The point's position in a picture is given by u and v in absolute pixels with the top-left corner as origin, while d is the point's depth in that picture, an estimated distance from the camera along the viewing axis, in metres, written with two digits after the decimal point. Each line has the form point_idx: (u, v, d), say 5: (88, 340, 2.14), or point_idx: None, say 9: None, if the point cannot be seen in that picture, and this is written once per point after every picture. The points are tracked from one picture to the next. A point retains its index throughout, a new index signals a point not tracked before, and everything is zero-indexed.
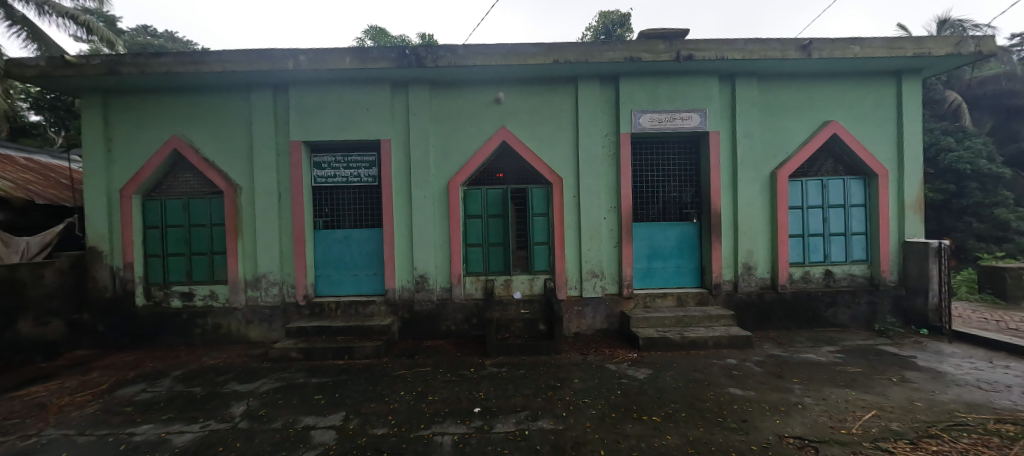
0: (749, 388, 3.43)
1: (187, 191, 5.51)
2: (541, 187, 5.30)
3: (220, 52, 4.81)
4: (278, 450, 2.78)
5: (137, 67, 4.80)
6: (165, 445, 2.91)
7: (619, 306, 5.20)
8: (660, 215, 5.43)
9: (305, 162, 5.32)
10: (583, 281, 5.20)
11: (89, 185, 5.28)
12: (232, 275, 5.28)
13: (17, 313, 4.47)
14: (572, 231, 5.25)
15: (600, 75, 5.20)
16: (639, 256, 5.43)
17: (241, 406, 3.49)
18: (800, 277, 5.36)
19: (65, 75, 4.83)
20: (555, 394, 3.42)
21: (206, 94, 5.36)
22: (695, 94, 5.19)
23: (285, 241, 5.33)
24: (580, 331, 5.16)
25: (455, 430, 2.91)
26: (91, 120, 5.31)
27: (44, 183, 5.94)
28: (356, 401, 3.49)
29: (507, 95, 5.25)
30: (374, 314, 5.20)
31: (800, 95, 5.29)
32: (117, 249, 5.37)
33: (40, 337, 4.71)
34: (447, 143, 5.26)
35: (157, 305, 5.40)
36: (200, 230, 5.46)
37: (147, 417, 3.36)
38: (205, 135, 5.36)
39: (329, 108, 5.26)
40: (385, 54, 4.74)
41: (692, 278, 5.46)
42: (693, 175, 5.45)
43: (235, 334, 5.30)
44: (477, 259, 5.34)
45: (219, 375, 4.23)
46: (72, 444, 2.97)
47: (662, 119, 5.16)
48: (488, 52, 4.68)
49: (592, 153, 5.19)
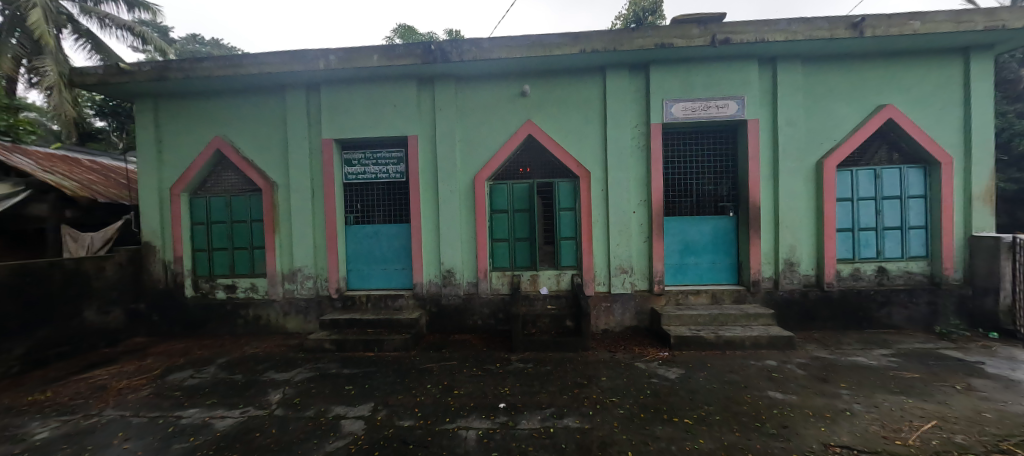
0: (791, 392, 3.22)
1: (229, 189, 5.78)
2: (568, 180, 5.18)
3: (256, 54, 5.00)
4: (310, 437, 2.87)
5: (182, 72, 5.08)
6: (208, 429, 3.07)
7: (649, 303, 5.03)
8: (694, 208, 5.20)
9: (337, 159, 5.48)
10: (611, 277, 5.07)
11: (144, 184, 5.68)
12: (271, 269, 5.52)
13: (82, 303, 4.88)
14: (601, 226, 5.11)
15: (629, 64, 5.01)
16: (671, 252, 5.22)
17: (278, 393, 3.65)
18: (849, 274, 4.98)
19: (120, 82, 5.20)
20: (581, 392, 3.35)
21: (245, 96, 5.60)
22: (732, 80, 4.90)
23: (318, 236, 5.51)
24: (609, 328, 5.04)
25: (480, 425, 2.91)
26: (144, 123, 5.70)
27: (105, 183, 6.39)
28: (384, 392, 3.56)
29: (534, 88, 5.16)
30: (402, 308, 5.29)
31: (849, 78, 4.90)
32: (169, 244, 5.75)
33: (103, 324, 5.12)
34: (472, 138, 5.24)
35: (204, 296, 5.72)
36: (240, 227, 5.72)
37: (194, 401, 3.57)
38: (244, 135, 5.61)
39: (359, 106, 5.37)
40: (411, 51, 4.77)
41: (728, 274, 5.21)
42: (729, 166, 5.18)
43: (274, 325, 5.55)
44: (503, 255, 5.31)
45: (259, 364, 4.44)
46: (128, 424, 3.19)
47: (696, 107, 4.92)
48: (513, 44, 4.61)
49: (622, 145, 5.02)
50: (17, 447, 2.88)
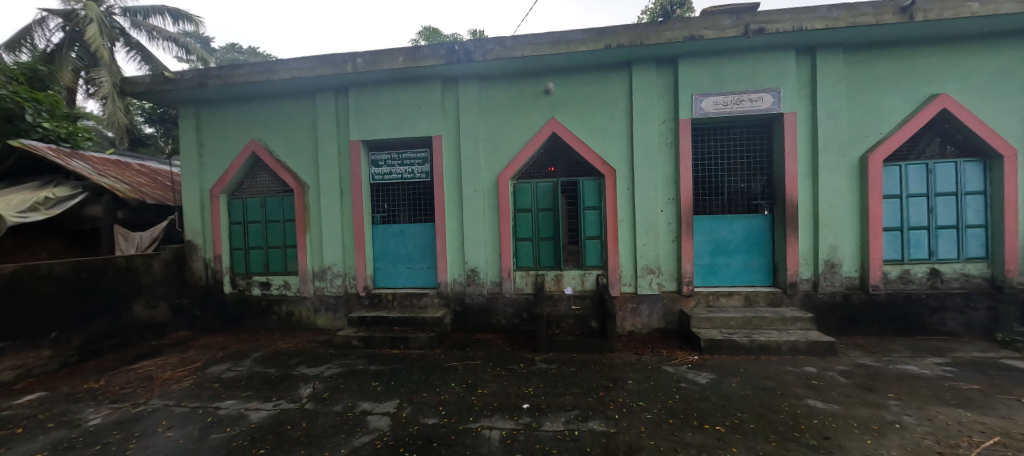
0: (832, 401, 3.04)
1: (263, 190, 6.01)
2: (593, 179, 5.10)
3: (288, 60, 5.18)
4: (337, 432, 2.93)
5: (221, 79, 5.33)
6: (244, 420, 3.19)
7: (678, 304, 4.86)
8: (726, 207, 5.00)
9: (364, 160, 5.60)
10: (637, 278, 4.95)
11: (187, 186, 6.01)
12: (302, 267, 5.71)
13: (132, 298, 5.21)
14: (627, 225, 5.00)
15: (656, 58, 4.87)
16: (700, 252, 5.03)
17: (308, 388, 3.76)
18: (897, 276, 4.65)
19: (165, 90, 5.51)
20: (607, 394, 3.28)
21: (278, 101, 5.82)
22: (766, 72, 4.68)
23: (347, 235, 5.65)
24: (635, 330, 4.92)
25: (503, 425, 2.89)
26: (187, 129, 6.02)
27: (152, 185, 6.75)
28: (409, 390, 3.60)
29: (558, 86, 5.10)
30: (427, 306, 5.35)
31: (897, 66, 4.57)
32: (209, 243, 6.05)
33: (150, 318, 5.44)
34: (496, 137, 5.23)
35: (241, 293, 5.98)
36: (274, 226, 5.93)
37: (230, 393, 3.73)
38: (278, 138, 5.82)
39: (385, 108, 5.47)
40: (435, 52, 4.82)
41: (763, 276, 4.97)
42: (764, 163, 4.96)
43: (305, 321, 5.73)
44: (527, 254, 5.27)
45: (291, 359, 4.59)
46: (171, 413, 3.37)
47: (727, 101, 4.73)
48: (536, 42, 4.57)
49: (649, 142, 4.89)
50: (74, 432, 3.09)
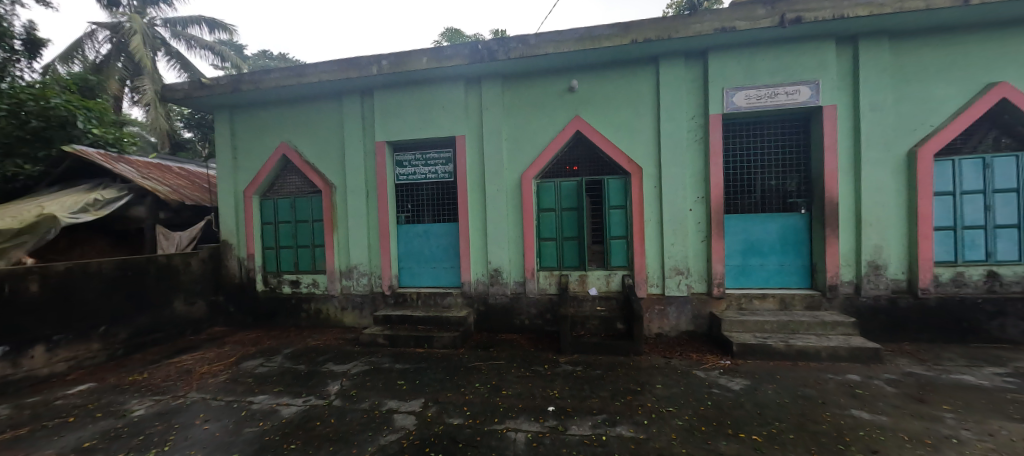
0: (879, 412, 2.85)
1: (293, 191, 6.19)
2: (619, 177, 4.99)
3: (316, 64, 5.31)
4: (365, 429, 2.97)
5: (253, 84, 5.51)
6: (275, 415, 3.28)
7: (708, 307, 4.70)
8: (759, 205, 4.79)
9: (389, 160, 5.68)
10: (665, 279, 4.81)
11: (223, 188, 6.26)
12: (330, 266, 5.84)
13: (172, 294, 5.46)
14: (654, 225, 4.87)
15: (685, 52, 4.72)
16: (732, 253, 4.85)
17: (336, 385, 3.83)
18: (949, 279, 4.33)
19: (202, 95, 5.75)
20: (635, 399, 3.19)
21: (306, 104, 5.98)
22: (804, 64, 4.45)
23: (372, 235, 5.75)
24: (662, 332, 4.79)
25: (529, 427, 2.85)
26: (222, 133, 6.27)
27: (190, 187, 7.07)
28: (433, 389, 3.62)
29: (582, 83, 5.01)
30: (451, 306, 5.38)
31: (949, 54, 4.26)
32: (243, 242, 6.27)
33: (189, 314, 5.69)
34: (519, 136, 5.20)
35: (272, 291, 6.14)
36: (303, 226, 6.08)
37: (263, 388, 3.85)
38: (307, 140, 5.98)
39: (409, 109, 5.52)
40: (459, 51, 4.82)
41: (799, 278, 4.74)
42: (801, 159, 4.73)
43: (333, 319, 5.86)
44: (551, 254, 5.20)
45: (319, 355, 4.70)
46: (208, 406, 3.50)
47: (761, 95, 4.52)
48: (561, 38, 4.50)
49: (677, 138, 4.74)
50: (119, 422, 3.26)
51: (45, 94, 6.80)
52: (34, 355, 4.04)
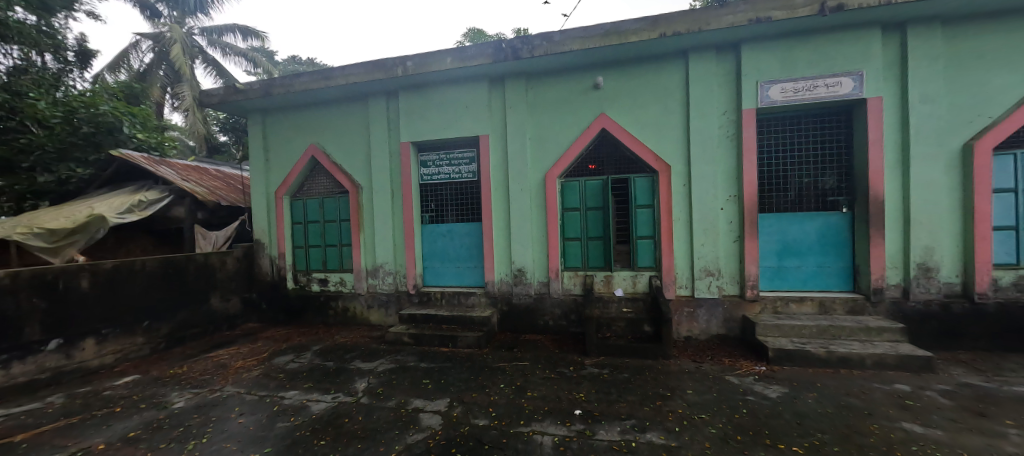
0: (933, 426, 2.65)
1: (321, 192, 6.34)
2: (646, 175, 4.86)
3: (344, 66, 5.41)
4: (392, 428, 2.99)
5: (284, 88, 5.68)
6: (306, 411, 3.36)
7: (741, 310, 4.52)
8: (796, 203, 4.57)
9: (414, 161, 5.73)
10: (694, 280, 4.66)
11: (256, 189, 6.49)
12: (357, 264, 5.95)
13: (209, 291, 5.70)
14: (682, 224, 4.72)
15: (716, 45, 4.55)
16: (767, 253, 4.64)
17: (364, 382, 3.89)
18: (1011, 283, 4.00)
19: (236, 100, 5.97)
20: (665, 404, 3.09)
21: (334, 106, 6.11)
22: (845, 54, 4.21)
23: (397, 234, 5.82)
24: (692, 335, 4.64)
25: (555, 431, 2.80)
26: (255, 136, 6.50)
27: (225, 188, 7.36)
28: (459, 389, 3.62)
29: (607, 80, 4.91)
30: (475, 306, 5.39)
31: (1011, 39, 3.94)
32: (274, 241, 6.47)
33: (225, 310, 5.92)
34: (544, 134, 5.14)
35: (302, 289, 6.31)
36: (331, 226, 6.22)
37: (293, 384, 3.95)
38: (334, 142, 6.11)
39: (434, 109, 5.56)
40: (483, 51, 4.81)
41: (840, 280, 4.50)
42: (842, 155, 4.48)
43: (360, 317, 5.98)
44: (576, 254, 5.12)
45: (347, 353, 4.79)
46: (243, 400, 3.63)
47: (799, 88, 4.31)
48: (586, 35, 4.42)
49: (707, 135, 4.58)
50: (161, 413, 3.41)
51: (94, 102, 7.19)
52: (85, 347, 4.29)
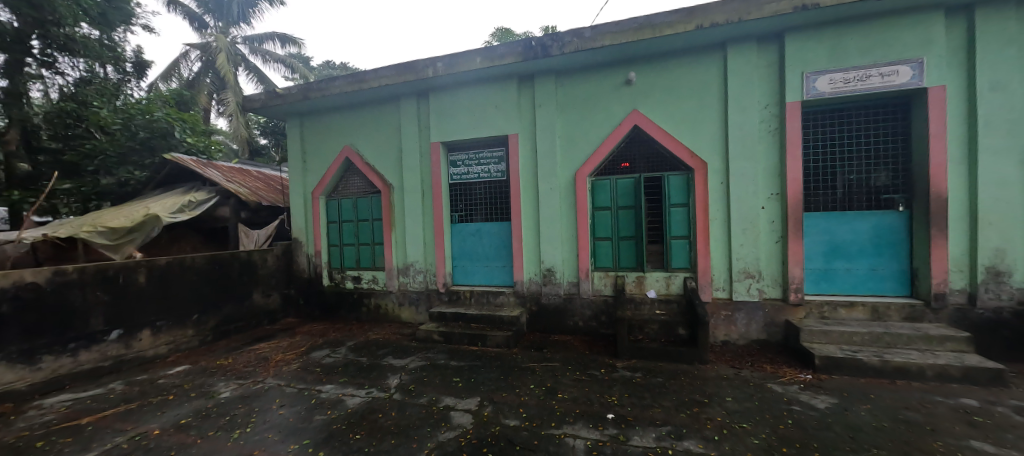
0: (1007, 446, 2.42)
1: (355, 192, 6.52)
2: (680, 173, 4.70)
3: (376, 69, 5.54)
4: (424, 425, 3.03)
5: (320, 91, 5.87)
6: (342, 405, 3.46)
7: (783, 314, 4.29)
8: (845, 202, 4.28)
9: (444, 161, 5.80)
10: (732, 282, 4.46)
11: (294, 190, 6.75)
12: (388, 263, 6.08)
13: (252, 287, 5.98)
14: (720, 224, 4.53)
15: (757, 36, 4.34)
16: (812, 255, 4.38)
17: (396, 378, 3.97)
18: None
19: (276, 104, 6.23)
20: (702, 411, 2.97)
21: (367, 108, 6.27)
22: (903, 40, 3.90)
23: (427, 233, 5.91)
24: (729, 340, 4.45)
25: (588, 435, 2.75)
26: (294, 138, 6.76)
27: (266, 189, 7.71)
28: (489, 388, 3.62)
29: (640, 75, 4.78)
30: (504, 305, 5.39)
31: None
32: (311, 239, 6.71)
33: (266, 305, 6.21)
34: (573, 132, 5.07)
35: (337, 286, 6.52)
36: (364, 225, 6.39)
37: (330, 378, 4.08)
38: (367, 143, 6.27)
39: (463, 109, 5.60)
40: (512, 49, 4.79)
41: (895, 284, 4.19)
42: (897, 149, 4.16)
43: (391, 314, 6.11)
44: (606, 254, 5.02)
45: (380, 349, 4.91)
46: (283, 392, 3.78)
47: (849, 78, 4.04)
48: (618, 29, 4.32)
49: (747, 130, 4.37)
50: (210, 402, 3.60)
51: (150, 109, 7.73)
52: (142, 338, 4.60)
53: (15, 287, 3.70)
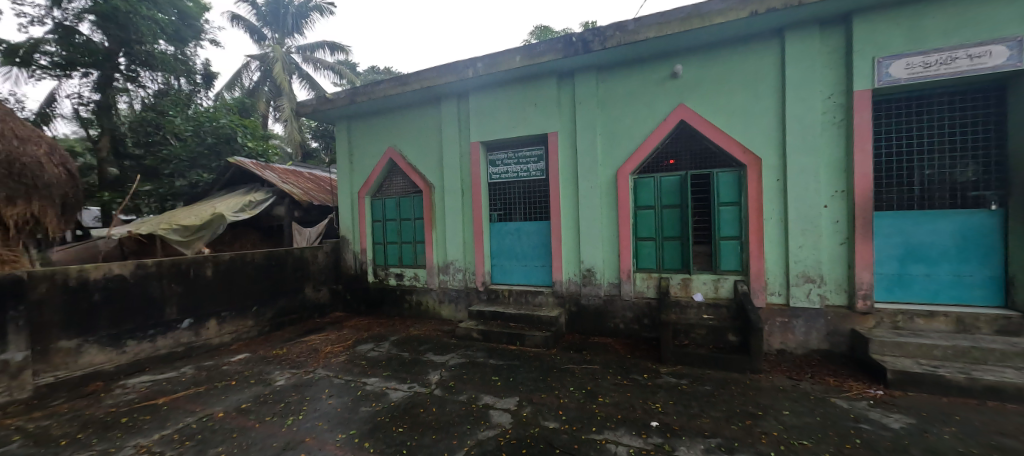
0: None
1: (398, 191, 6.72)
2: (731, 170, 4.44)
3: (418, 72, 5.67)
4: (463, 422, 3.06)
5: (366, 95, 6.11)
6: (385, 398, 3.58)
7: (848, 323, 3.94)
8: (925, 200, 3.85)
9: (483, 160, 5.84)
10: (790, 287, 4.15)
11: (342, 190, 7.08)
12: (429, 260, 6.22)
13: (304, 282, 6.34)
14: (775, 224, 4.23)
15: (820, 19, 4.00)
16: (884, 258, 3.98)
17: (436, 374, 4.05)
18: None
19: (326, 109, 6.55)
20: (756, 425, 2.78)
21: (410, 110, 6.44)
22: (998, 17, 3.45)
23: (467, 232, 5.98)
24: (786, 348, 4.15)
25: (631, 442, 2.66)
26: (342, 141, 7.09)
27: (317, 189, 8.14)
28: (528, 388, 3.60)
29: (687, 68, 4.56)
30: (543, 305, 5.36)
31: None
32: (357, 237, 7.00)
33: (316, 300, 6.56)
34: (615, 129, 4.93)
35: (381, 283, 6.76)
36: (406, 223, 6.58)
37: (374, 371, 4.24)
38: (410, 144, 6.44)
39: (503, 108, 5.61)
40: (553, 46, 4.72)
41: (985, 292, 3.72)
42: (990, 140, 3.68)
43: (432, 311, 6.25)
44: (649, 255, 4.84)
45: (421, 345, 5.03)
46: (332, 383, 3.97)
47: (930, 61, 3.63)
48: (664, 20, 4.14)
49: (807, 122, 4.05)
50: (267, 389, 3.85)
51: (216, 116, 8.36)
52: (209, 326, 5.01)
53: (106, 278, 4.15)
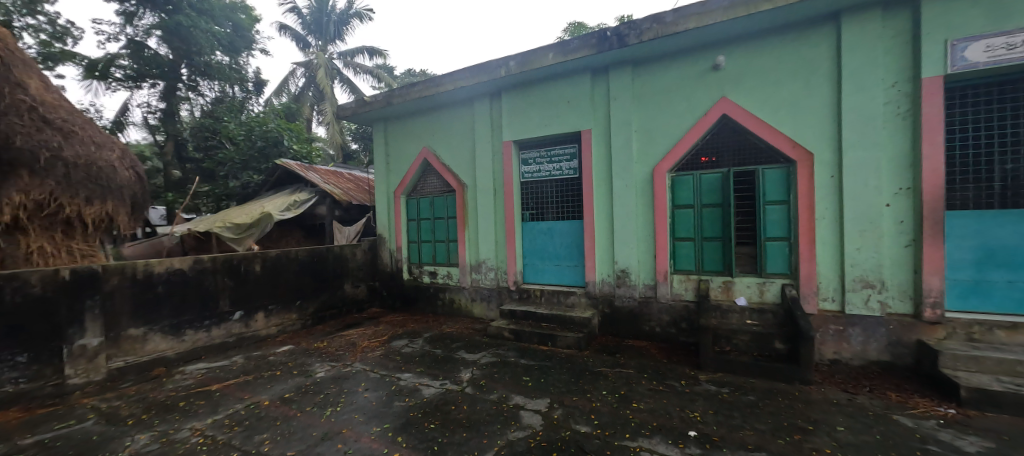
0: None
1: (432, 191, 6.84)
2: (778, 166, 4.17)
3: (452, 72, 5.74)
4: (494, 421, 3.06)
5: (402, 97, 6.25)
6: (418, 393, 3.64)
7: (913, 333, 3.59)
8: (1008, 197, 3.43)
9: (515, 159, 5.82)
10: (845, 292, 3.84)
11: (379, 190, 7.30)
12: (462, 259, 6.28)
13: (343, 279, 6.59)
14: (829, 224, 3.93)
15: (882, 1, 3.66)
16: (958, 263, 3.57)
17: (468, 372, 4.08)
18: None
19: (364, 111, 6.77)
20: (806, 440, 2.59)
21: (443, 111, 6.53)
22: None
23: (499, 231, 6.00)
24: (839, 358, 3.85)
25: (667, 451, 2.55)
26: (379, 142, 7.30)
27: (356, 189, 8.43)
28: (559, 390, 3.55)
29: (730, 59, 4.32)
30: (575, 305, 5.27)
31: None
32: (393, 236, 7.19)
33: (355, 296, 6.80)
34: (651, 125, 4.75)
35: (415, 280, 6.91)
36: (440, 222, 6.68)
37: (408, 367, 4.33)
38: (444, 144, 6.53)
39: (535, 107, 5.56)
40: (586, 42, 4.62)
41: None
42: None
43: (464, 309, 6.32)
44: (688, 256, 4.63)
45: (453, 342, 5.09)
46: (368, 377, 4.09)
47: (1015, 42, 3.25)
48: (705, 10, 3.95)
49: (866, 113, 3.73)
50: (308, 380, 4.03)
51: (264, 121, 8.88)
52: (257, 319, 5.31)
53: (168, 271, 4.49)
